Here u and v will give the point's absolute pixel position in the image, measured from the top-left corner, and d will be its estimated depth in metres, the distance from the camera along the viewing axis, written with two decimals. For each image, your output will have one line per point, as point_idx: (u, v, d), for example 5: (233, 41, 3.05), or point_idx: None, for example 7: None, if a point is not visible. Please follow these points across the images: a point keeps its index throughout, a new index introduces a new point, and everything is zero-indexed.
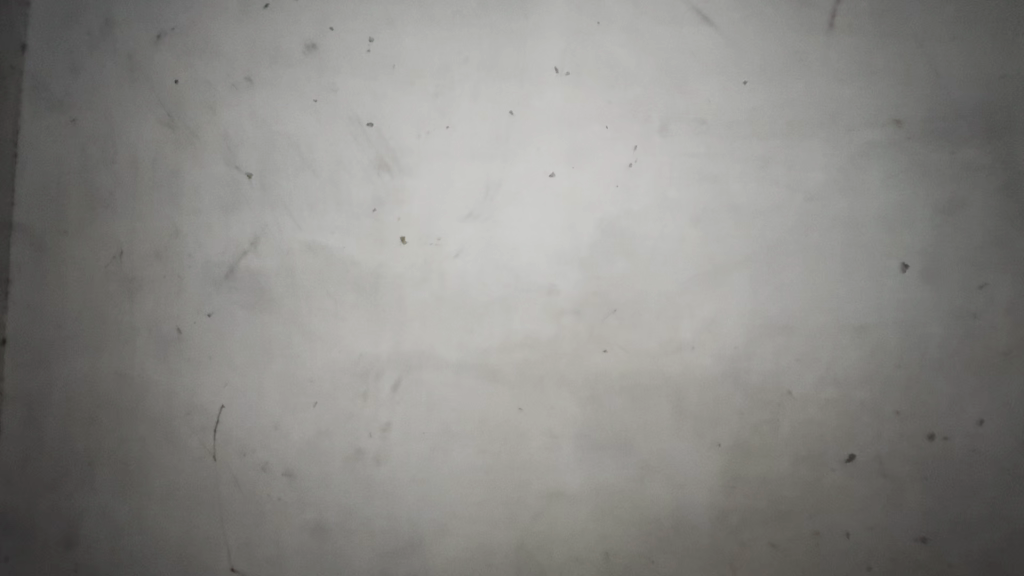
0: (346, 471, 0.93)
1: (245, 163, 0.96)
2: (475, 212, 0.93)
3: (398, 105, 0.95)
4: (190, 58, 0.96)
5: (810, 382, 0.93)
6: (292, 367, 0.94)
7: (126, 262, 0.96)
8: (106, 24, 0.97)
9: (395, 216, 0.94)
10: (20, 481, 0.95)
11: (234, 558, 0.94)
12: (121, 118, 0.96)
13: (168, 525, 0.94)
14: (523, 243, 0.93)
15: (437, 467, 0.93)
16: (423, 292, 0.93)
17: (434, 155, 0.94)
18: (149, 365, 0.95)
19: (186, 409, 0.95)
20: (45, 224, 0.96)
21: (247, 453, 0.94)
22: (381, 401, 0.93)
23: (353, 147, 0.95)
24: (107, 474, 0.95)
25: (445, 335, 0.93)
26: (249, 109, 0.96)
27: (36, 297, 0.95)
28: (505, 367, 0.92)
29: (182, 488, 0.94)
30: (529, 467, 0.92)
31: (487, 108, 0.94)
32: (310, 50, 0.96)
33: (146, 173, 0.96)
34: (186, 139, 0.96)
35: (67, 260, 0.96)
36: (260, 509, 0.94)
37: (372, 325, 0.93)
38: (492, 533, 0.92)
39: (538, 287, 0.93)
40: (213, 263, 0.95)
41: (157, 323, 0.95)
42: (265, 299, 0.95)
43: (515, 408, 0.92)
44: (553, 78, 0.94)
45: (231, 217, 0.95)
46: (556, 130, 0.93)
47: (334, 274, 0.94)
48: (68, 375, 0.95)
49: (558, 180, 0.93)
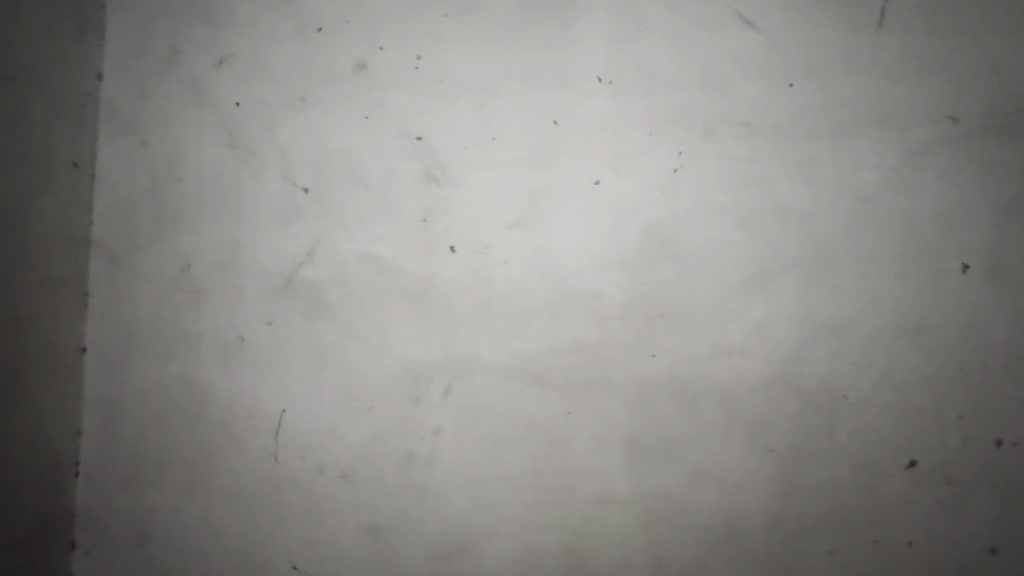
0: (399, 473, 0.96)
1: (301, 178, 1.01)
2: (521, 220, 0.96)
3: (445, 119, 0.98)
4: (249, 81, 1.02)
5: (865, 386, 0.90)
6: (347, 373, 0.98)
7: (193, 274, 1.02)
8: (172, 52, 1.04)
9: (443, 226, 0.97)
10: (99, 480, 1.02)
11: (295, 556, 0.98)
12: (187, 139, 1.03)
13: (233, 524, 0.99)
14: (569, 250, 0.94)
15: (487, 471, 0.95)
16: (471, 299, 0.96)
17: (480, 166, 0.97)
18: (215, 370, 1.00)
19: (248, 412, 1.00)
20: (120, 240, 1.03)
21: (305, 455, 0.98)
22: (432, 406, 0.96)
23: (402, 160, 0.99)
24: (177, 475, 1.01)
25: (493, 341, 0.95)
26: (304, 127, 1.01)
27: (112, 308, 1.02)
28: (553, 372, 0.94)
29: (246, 488, 0.99)
30: (578, 472, 0.93)
31: (531, 118, 0.96)
32: (361, 69, 1.00)
33: (210, 190, 1.02)
34: (246, 157, 1.02)
35: (140, 273, 1.02)
36: (318, 510, 0.98)
37: (423, 332, 0.96)
38: (542, 537, 0.94)
39: (584, 293, 0.94)
40: (272, 274, 1.00)
41: (222, 331, 1.01)
42: (321, 307, 0.99)
43: (563, 412, 0.93)
44: (595, 87, 0.95)
45: (289, 230, 1.00)
46: (599, 137, 0.95)
47: (386, 283, 0.98)
48: (140, 381, 1.02)
49: (602, 187, 0.94)
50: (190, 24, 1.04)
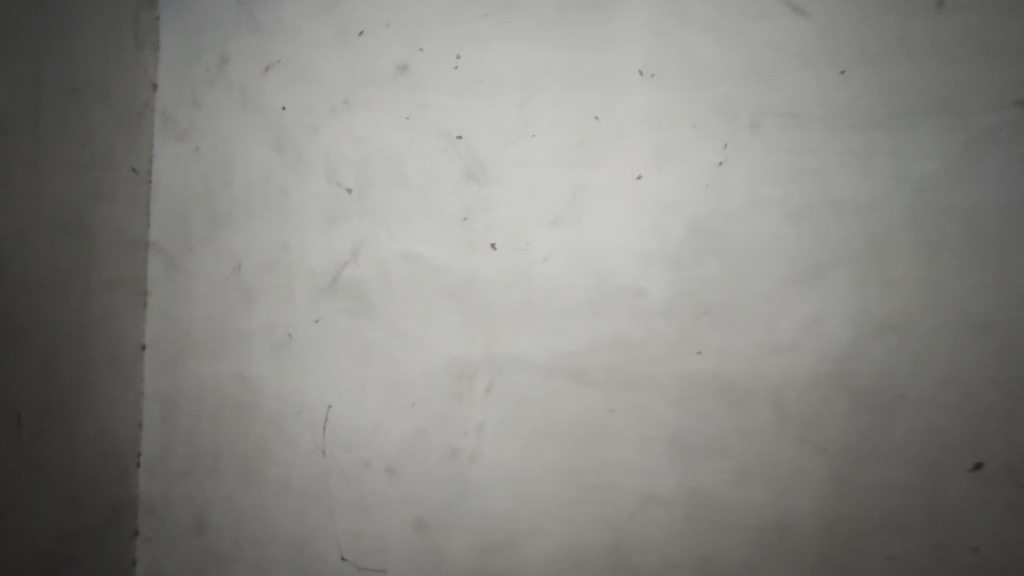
0: (443, 469, 0.98)
1: (345, 179, 1.03)
2: (562, 217, 0.95)
3: (484, 118, 0.99)
4: (295, 86, 1.05)
5: (925, 384, 0.87)
6: (391, 370, 1.00)
7: (244, 274, 1.06)
8: (222, 60, 1.08)
9: (485, 224, 0.98)
10: (159, 471, 1.07)
11: (344, 547, 1.01)
12: (236, 144, 1.07)
13: (285, 515, 1.03)
14: (610, 246, 0.94)
15: (530, 468, 0.95)
16: (513, 296, 0.96)
17: (520, 164, 0.97)
18: (266, 367, 1.04)
19: (297, 408, 1.03)
20: (176, 242, 1.08)
21: (352, 449, 1.01)
22: (474, 403, 0.97)
23: (443, 159, 1.00)
24: (231, 468, 1.05)
25: (535, 338, 0.95)
26: (348, 129, 1.03)
27: (170, 307, 1.07)
28: (595, 370, 0.93)
29: (296, 481, 1.03)
30: (621, 470, 0.93)
31: (571, 114, 0.96)
32: (401, 71, 1.02)
33: (258, 192, 1.06)
34: (293, 160, 1.05)
35: (194, 273, 1.07)
36: (365, 503, 1.00)
37: (465, 330, 0.98)
38: (585, 535, 0.93)
39: (627, 290, 0.93)
40: (319, 273, 1.03)
41: (271, 329, 1.04)
42: (365, 305, 1.01)
43: (606, 409, 0.93)
44: (637, 81, 0.94)
45: (334, 230, 1.03)
46: (641, 132, 0.94)
47: (428, 282, 0.99)
48: (196, 377, 1.06)
49: (645, 182, 0.93)
50: (238, 32, 1.07)
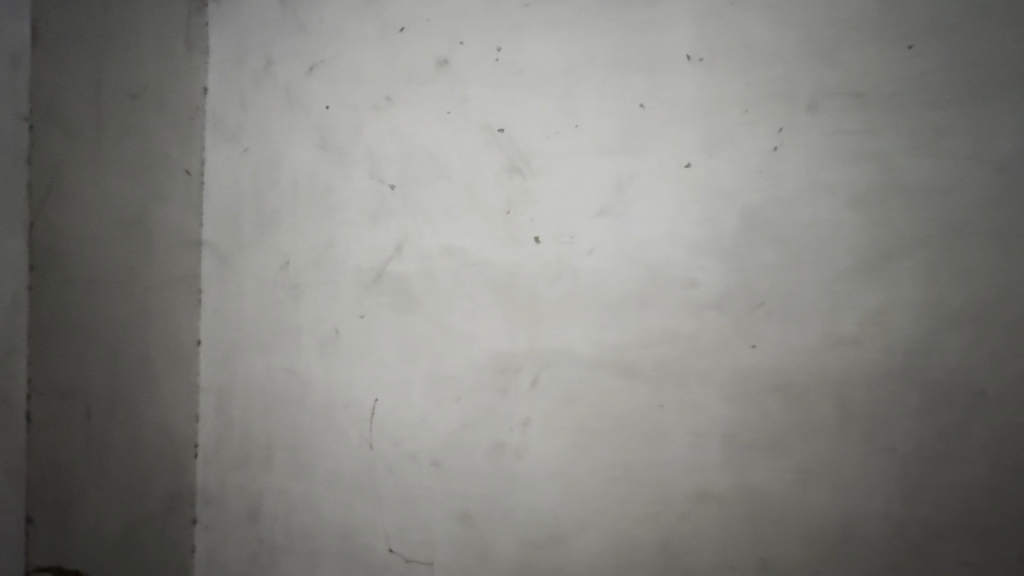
0: (490, 463, 0.97)
1: (388, 175, 1.04)
2: (608, 208, 0.93)
3: (526, 109, 0.97)
4: (338, 85, 1.07)
5: (1005, 379, 0.82)
6: (436, 364, 1.00)
7: (291, 271, 1.08)
8: (267, 62, 1.10)
9: (528, 217, 0.97)
10: (215, 462, 1.11)
11: (391, 540, 1.02)
12: (283, 144, 1.09)
13: (334, 506, 1.05)
14: (658, 237, 0.91)
15: (578, 464, 0.94)
16: (558, 289, 0.95)
17: (563, 155, 0.96)
18: (313, 362, 1.06)
19: (345, 402, 1.05)
20: (227, 241, 1.11)
21: (398, 443, 1.02)
22: (520, 397, 0.96)
23: (485, 153, 0.99)
24: (282, 460, 1.08)
25: (581, 332, 0.94)
26: (390, 126, 1.04)
27: (222, 304, 1.11)
28: (643, 364, 0.91)
29: (345, 474, 1.04)
30: (673, 468, 0.90)
31: (615, 102, 0.94)
32: (441, 65, 1.02)
33: (304, 191, 1.08)
34: (337, 158, 1.06)
35: (245, 271, 1.10)
36: (412, 496, 1.01)
37: (509, 323, 0.97)
38: (635, 533, 0.91)
39: (676, 281, 0.90)
40: (364, 269, 1.04)
41: (318, 324, 1.06)
42: (410, 300, 1.02)
43: (655, 405, 0.91)
44: (684, 66, 0.91)
45: (378, 226, 1.04)
46: (689, 118, 0.91)
47: (471, 276, 0.99)
48: (248, 371, 1.10)
49: (694, 170, 0.90)
50: (282, 34, 1.10)
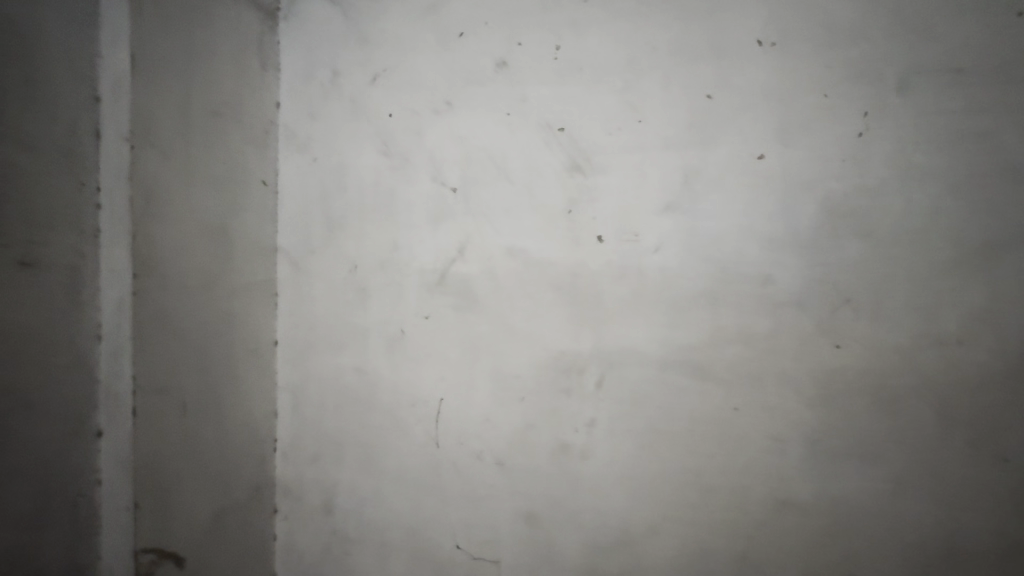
0: (554, 464, 0.97)
1: (449, 178, 1.05)
2: (674, 203, 0.91)
3: (587, 106, 0.96)
4: (399, 92, 1.10)
5: None
6: (500, 364, 1.01)
7: (359, 274, 1.12)
8: (334, 74, 1.15)
9: (590, 216, 0.95)
10: (292, 456, 1.17)
11: (458, 537, 1.04)
12: (349, 152, 1.14)
13: (402, 502, 1.08)
14: (729, 232, 0.88)
15: (647, 466, 0.92)
16: (622, 288, 0.93)
17: (626, 150, 0.93)
18: (381, 362, 1.10)
19: (411, 400, 1.07)
20: (299, 247, 1.17)
21: (463, 442, 1.03)
22: (585, 398, 0.95)
23: (545, 151, 0.99)
24: (354, 456, 1.12)
25: (648, 331, 0.92)
26: (450, 130, 1.06)
27: (297, 306, 1.17)
28: (715, 364, 0.88)
29: (412, 471, 1.07)
30: (751, 473, 0.87)
31: (681, 93, 0.91)
32: (500, 67, 1.02)
33: (370, 196, 1.12)
34: (400, 163, 1.09)
35: (316, 274, 1.15)
36: (478, 495, 1.02)
37: (573, 324, 0.96)
38: (709, 541, 0.89)
39: (750, 279, 0.87)
40: (428, 271, 1.07)
41: (385, 325, 1.10)
42: (473, 300, 1.03)
43: (730, 408, 0.88)
44: (757, 52, 0.87)
45: (441, 229, 1.06)
46: (762, 105, 0.87)
47: (534, 276, 0.99)
48: (320, 371, 1.15)
49: (768, 161, 0.86)
50: (347, 46, 1.14)
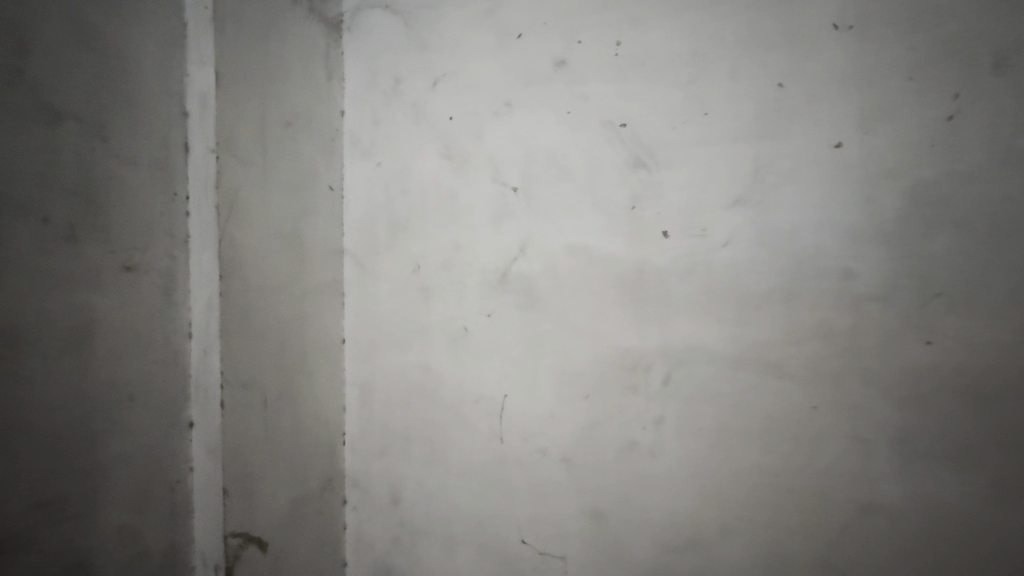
0: (621, 461, 0.98)
1: (510, 178, 1.07)
2: (744, 197, 0.90)
3: (650, 101, 0.95)
4: (459, 96, 1.12)
5: None
6: (563, 361, 1.02)
7: (422, 273, 1.15)
8: (395, 81, 1.19)
9: (654, 212, 0.95)
10: (360, 449, 1.22)
11: (524, 532, 1.06)
12: (410, 156, 1.17)
13: (467, 497, 1.11)
14: (804, 228, 0.87)
15: (719, 465, 0.92)
16: (690, 284, 0.93)
17: (691, 145, 0.93)
18: (444, 359, 1.13)
19: (474, 396, 1.10)
20: (364, 248, 1.22)
21: (528, 438, 1.05)
22: (652, 395, 0.95)
23: (607, 148, 0.99)
24: (420, 450, 1.16)
25: (718, 328, 0.92)
26: (511, 130, 1.07)
27: (363, 305, 1.22)
28: (790, 361, 0.88)
29: (477, 466, 1.10)
30: (831, 474, 0.87)
31: (750, 85, 0.90)
32: (560, 66, 1.03)
33: (432, 198, 1.15)
34: (461, 165, 1.12)
35: (381, 275, 1.20)
36: (543, 491, 1.04)
37: (638, 321, 0.96)
38: (786, 542, 0.89)
39: (828, 273, 0.86)
40: (490, 270, 1.08)
41: (448, 324, 1.12)
42: (535, 298, 1.04)
43: (808, 406, 0.87)
44: (832, 37, 0.85)
45: (502, 227, 1.07)
46: (838, 92, 0.85)
47: (597, 274, 0.99)
48: (386, 368, 1.19)
49: (846, 151, 0.85)
50: (407, 53, 1.18)
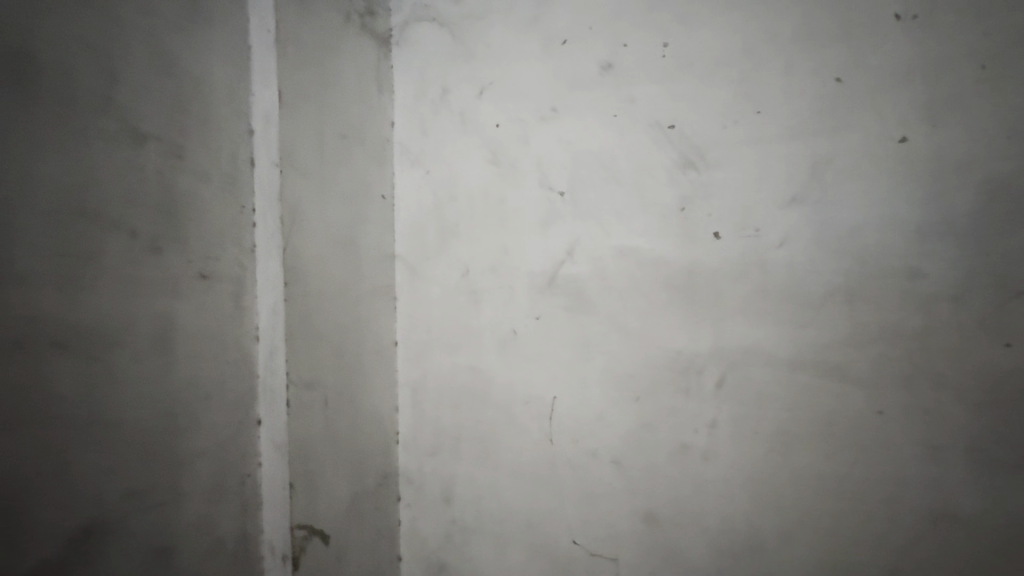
0: (674, 464, 0.97)
1: (557, 183, 1.08)
2: (801, 195, 0.88)
3: (700, 101, 0.95)
4: (505, 102, 1.14)
5: None
6: (613, 363, 1.02)
7: (471, 277, 1.18)
8: (442, 91, 1.22)
9: (705, 213, 0.94)
10: (413, 448, 1.26)
11: (575, 533, 1.06)
12: (457, 163, 1.20)
13: (518, 497, 1.13)
14: (866, 226, 0.85)
15: (778, 470, 0.91)
16: (744, 286, 0.92)
17: (743, 145, 0.92)
18: (494, 362, 1.15)
19: (524, 398, 1.11)
20: (415, 254, 1.26)
21: (578, 439, 1.05)
22: (706, 398, 0.94)
23: (655, 150, 0.98)
24: (472, 450, 1.18)
25: (774, 330, 0.90)
26: (557, 135, 1.08)
27: (414, 309, 1.26)
28: (853, 364, 0.86)
29: (527, 466, 1.11)
30: (899, 480, 0.84)
31: (805, 81, 0.88)
32: (606, 70, 1.03)
33: (480, 203, 1.17)
34: (507, 170, 1.14)
35: (431, 279, 1.23)
36: (595, 493, 1.04)
37: (690, 323, 0.95)
38: (851, 550, 0.87)
39: (894, 272, 0.84)
40: (537, 273, 1.10)
41: (498, 326, 1.15)
42: (584, 301, 1.05)
43: (874, 411, 0.85)
44: (895, 28, 0.83)
45: (550, 231, 1.09)
46: (902, 85, 0.83)
47: (647, 276, 0.99)
48: (437, 369, 1.23)
49: (912, 145, 0.83)
50: (453, 63, 1.21)
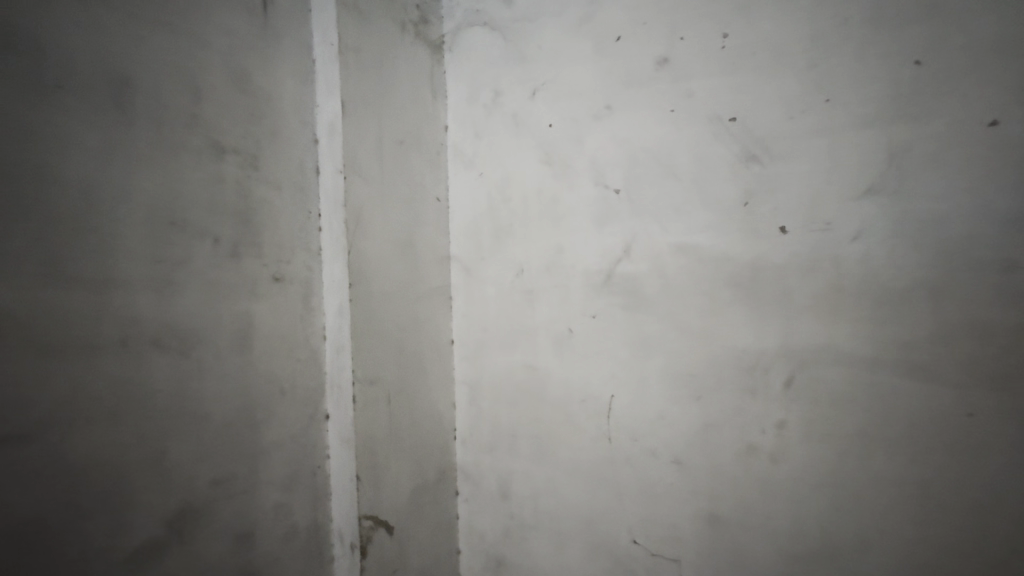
0: (739, 465, 0.95)
1: (613, 180, 1.08)
2: (875, 186, 0.84)
3: (764, 92, 0.92)
4: (558, 102, 1.15)
5: None
6: (673, 362, 1.01)
7: (526, 276, 1.19)
8: (495, 94, 1.24)
9: (770, 207, 0.91)
10: (470, 444, 1.29)
11: (635, 532, 1.06)
12: (511, 163, 1.22)
13: (576, 494, 1.13)
14: (950, 216, 0.80)
15: (853, 473, 0.87)
16: (813, 281, 0.89)
17: (811, 136, 0.89)
18: (550, 360, 1.16)
19: (581, 396, 1.12)
20: (470, 255, 1.28)
21: (637, 438, 1.05)
22: (773, 398, 0.92)
23: (716, 144, 0.96)
24: (529, 447, 1.20)
25: (847, 328, 0.86)
26: (612, 133, 1.08)
27: (470, 308, 1.29)
28: (936, 363, 0.81)
29: (585, 464, 1.12)
30: (991, 487, 0.79)
31: (879, 66, 0.84)
32: (662, 65, 1.02)
33: (534, 202, 1.18)
34: (561, 170, 1.14)
35: (486, 279, 1.26)
36: (655, 492, 1.03)
37: (755, 320, 0.93)
38: (937, 559, 0.82)
39: (983, 265, 0.79)
40: (593, 271, 1.10)
41: (554, 325, 1.16)
42: (642, 298, 1.04)
43: (962, 412, 0.80)
44: (982, 4, 0.78)
45: (606, 229, 1.09)
46: (990, 65, 0.78)
47: (708, 272, 0.97)
48: (493, 367, 1.25)
49: (1003, 129, 0.77)
50: (505, 65, 1.22)
